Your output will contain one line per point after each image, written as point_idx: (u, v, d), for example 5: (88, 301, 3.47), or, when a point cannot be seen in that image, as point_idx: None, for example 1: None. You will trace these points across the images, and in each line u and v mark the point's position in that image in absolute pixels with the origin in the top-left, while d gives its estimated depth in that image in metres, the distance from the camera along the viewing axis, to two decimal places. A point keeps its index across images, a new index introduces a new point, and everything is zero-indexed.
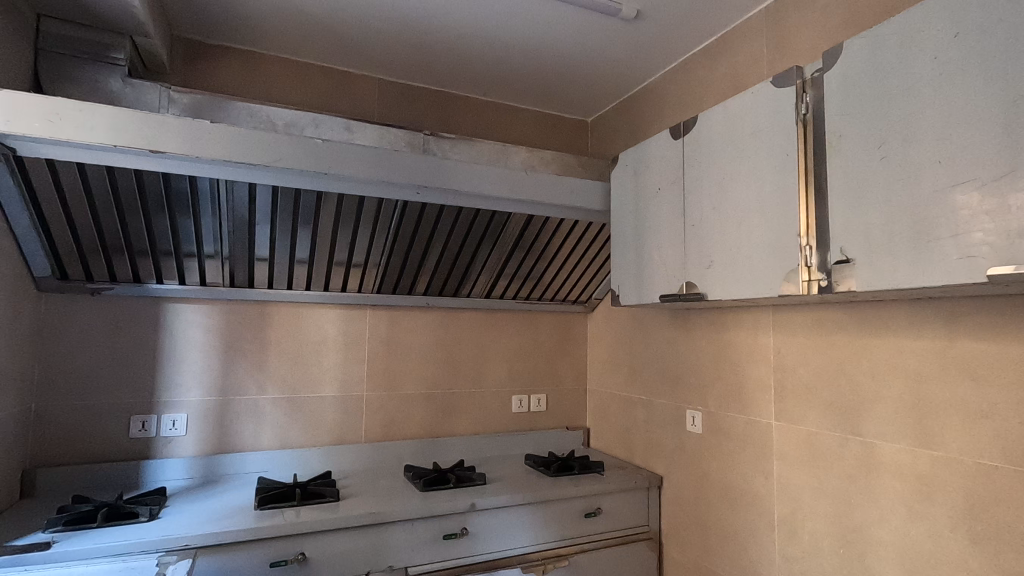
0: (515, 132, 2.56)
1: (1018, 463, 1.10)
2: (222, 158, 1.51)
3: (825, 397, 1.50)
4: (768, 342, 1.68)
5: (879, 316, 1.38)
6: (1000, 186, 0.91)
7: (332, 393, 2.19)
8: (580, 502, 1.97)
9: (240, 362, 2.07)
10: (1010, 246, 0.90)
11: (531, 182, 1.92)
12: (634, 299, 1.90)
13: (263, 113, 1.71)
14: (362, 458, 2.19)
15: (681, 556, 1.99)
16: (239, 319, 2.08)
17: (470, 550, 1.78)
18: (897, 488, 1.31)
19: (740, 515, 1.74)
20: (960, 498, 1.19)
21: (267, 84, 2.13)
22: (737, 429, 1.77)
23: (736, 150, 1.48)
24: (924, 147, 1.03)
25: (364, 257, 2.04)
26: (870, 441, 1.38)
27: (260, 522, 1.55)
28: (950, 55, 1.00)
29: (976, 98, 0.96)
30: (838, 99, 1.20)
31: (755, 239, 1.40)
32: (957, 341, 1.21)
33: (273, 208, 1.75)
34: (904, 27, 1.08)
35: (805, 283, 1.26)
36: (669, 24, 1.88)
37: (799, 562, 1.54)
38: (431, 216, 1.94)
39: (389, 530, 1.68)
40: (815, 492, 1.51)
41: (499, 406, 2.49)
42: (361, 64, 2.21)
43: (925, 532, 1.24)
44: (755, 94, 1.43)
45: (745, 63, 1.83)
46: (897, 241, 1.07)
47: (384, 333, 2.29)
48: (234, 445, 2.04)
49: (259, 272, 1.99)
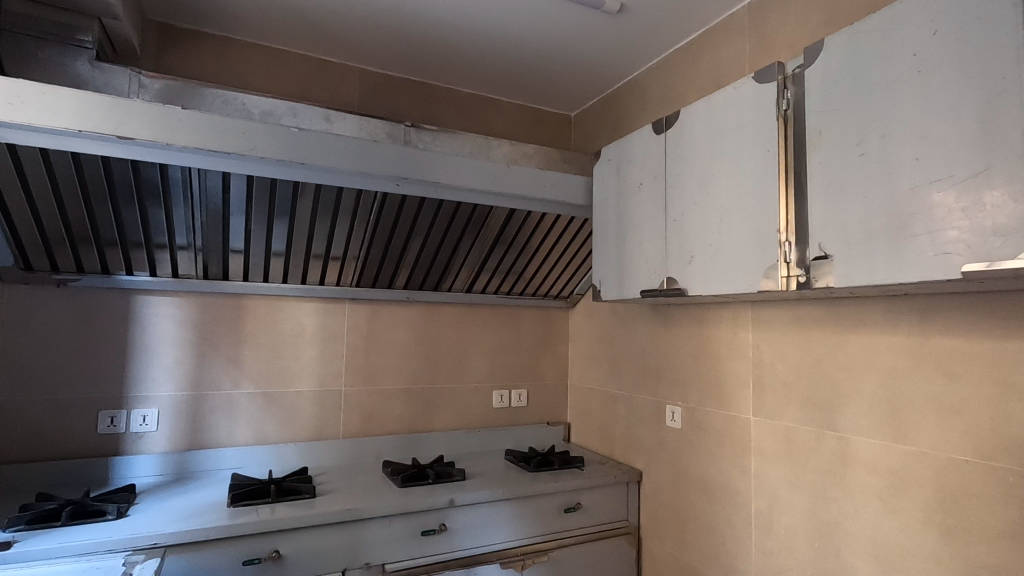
0: (498, 126, 2.54)
1: (988, 458, 1.12)
2: (194, 145, 1.47)
3: (802, 392, 1.51)
4: (747, 338, 1.69)
5: (855, 313, 1.39)
6: (975, 184, 0.92)
7: (309, 388, 2.15)
8: (560, 497, 1.97)
9: (214, 356, 2.02)
10: (984, 243, 0.91)
11: (511, 175, 1.91)
12: (615, 294, 1.89)
13: (238, 101, 1.62)
14: (340, 453, 2.16)
15: (660, 551, 2.00)
16: (213, 312, 2.03)
17: (448, 546, 1.77)
18: (872, 483, 1.33)
19: (718, 510, 1.75)
20: (932, 493, 1.21)
21: (245, 72, 2.08)
22: (716, 424, 1.78)
23: (717, 146, 1.48)
24: (902, 144, 1.04)
25: (342, 250, 2.00)
26: (846, 436, 1.39)
27: (234, 519, 1.51)
28: (928, 52, 1.00)
29: (953, 96, 0.96)
30: (818, 95, 1.21)
31: (735, 235, 1.40)
32: (931, 337, 1.23)
33: (247, 199, 1.71)
34: (883, 23, 1.08)
35: (784, 279, 1.27)
36: (653, 19, 1.87)
37: (775, 556, 1.55)
38: (411, 209, 1.91)
39: (366, 526, 1.65)
40: (791, 487, 1.52)
41: (479, 402, 2.48)
42: (341, 53, 2.16)
43: (898, 526, 1.26)
44: (736, 89, 1.42)
45: (727, 60, 1.84)
46: (874, 238, 1.07)
47: (364, 328, 2.26)
48: (208, 441, 2.00)
49: (234, 264, 1.94)
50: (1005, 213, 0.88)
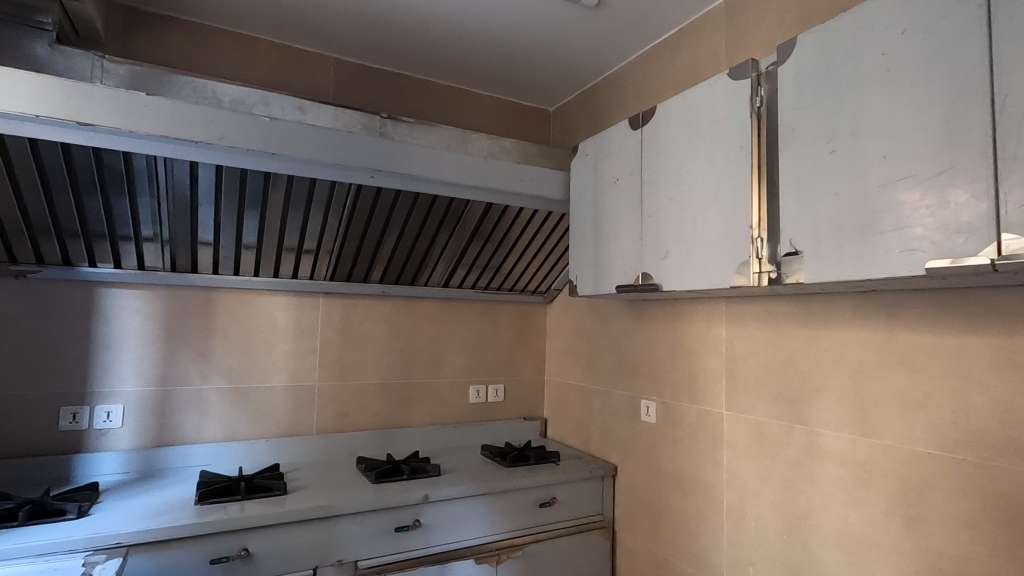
0: (476, 119, 2.52)
1: (949, 450, 1.15)
2: (159, 133, 1.43)
3: (774, 387, 1.53)
4: (721, 333, 1.71)
5: (826, 308, 1.41)
6: (940, 182, 0.94)
7: (282, 383, 2.12)
8: (535, 492, 1.97)
9: (182, 351, 1.97)
10: (948, 241, 0.92)
11: (488, 169, 1.90)
12: (591, 289, 1.89)
13: (208, 89, 1.56)
14: (313, 450, 2.12)
15: (634, 544, 2.02)
16: (182, 305, 1.97)
17: (422, 542, 1.75)
18: (839, 476, 1.35)
19: (691, 503, 1.77)
20: (896, 485, 1.23)
21: (214, 59, 2.02)
22: (690, 418, 1.80)
23: (692, 142, 1.49)
24: (870, 142, 1.06)
25: (315, 244, 1.96)
26: (815, 430, 1.41)
27: (201, 517, 1.48)
28: (897, 52, 1.02)
29: (920, 94, 0.98)
30: (791, 92, 1.22)
31: (709, 231, 1.41)
32: (897, 332, 1.25)
33: (216, 190, 1.66)
34: (854, 22, 1.10)
35: (756, 274, 1.28)
36: (631, 14, 1.88)
37: (745, 548, 1.58)
38: (387, 203, 1.88)
39: (339, 523, 1.63)
40: (762, 479, 1.54)
41: (456, 397, 2.46)
42: (315, 41, 2.12)
43: (864, 518, 1.29)
44: (711, 85, 1.43)
45: (704, 56, 1.85)
46: (843, 235, 1.09)
47: (338, 322, 2.22)
48: (176, 437, 1.95)
49: (203, 257, 1.89)
50: (969, 211, 0.90)
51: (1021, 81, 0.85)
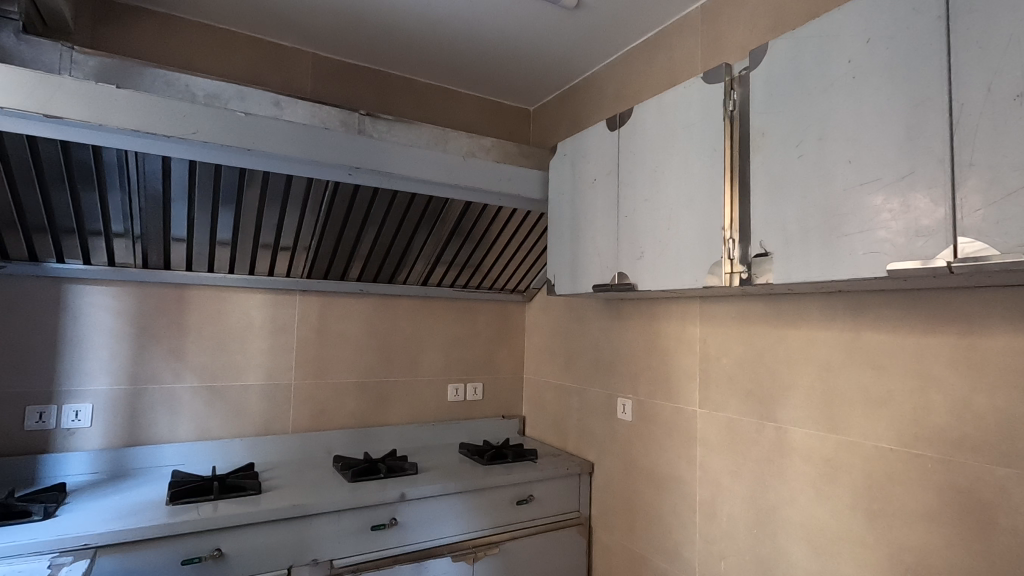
0: (455, 117, 2.52)
1: (910, 446, 1.18)
2: (130, 127, 1.40)
3: (745, 385, 1.57)
4: (695, 332, 1.74)
5: (795, 308, 1.45)
6: (901, 186, 0.97)
7: (257, 381, 2.09)
8: (512, 489, 1.98)
9: (155, 349, 1.94)
10: (909, 244, 0.95)
11: (467, 168, 1.90)
12: (568, 289, 1.91)
13: (181, 82, 1.53)
14: (288, 449, 2.11)
15: (609, 541, 2.04)
16: (154, 302, 1.94)
17: (399, 541, 1.75)
18: (806, 471, 1.39)
19: (665, 499, 1.80)
20: (860, 480, 1.27)
21: (189, 52, 1.99)
22: (664, 416, 1.83)
23: (668, 144, 1.51)
24: (836, 148, 1.09)
25: (292, 241, 1.94)
26: (784, 427, 1.45)
27: (173, 517, 1.46)
28: (862, 60, 1.05)
29: (884, 102, 1.01)
30: (762, 97, 1.25)
31: (683, 231, 1.43)
32: (863, 332, 1.29)
33: (190, 185, 1.64)
34: (822, 30, 1.13)
35: (727, 275, 1.30)
36: (610, 16, 1.89)
37: (717, 543, 1.61)
38: (364, 201, 1.87)
39: (314, 521, 1.62)
40: (733, 475, 1.58)
41: (434, 396, 2.46)
42: (293, 37, 2.10)
43: (830, 512, 1.32)
44: (686, 89, 1.45)
45: (681, 60, 1.88)
46: (811, 237, 1.12)
47: (315, 320, 2.21)
48: (147, 437, 1.91)
49: (176, 253, 1.86)
50: (928, 216, 0.93)
51: (978, 91, 0.88)
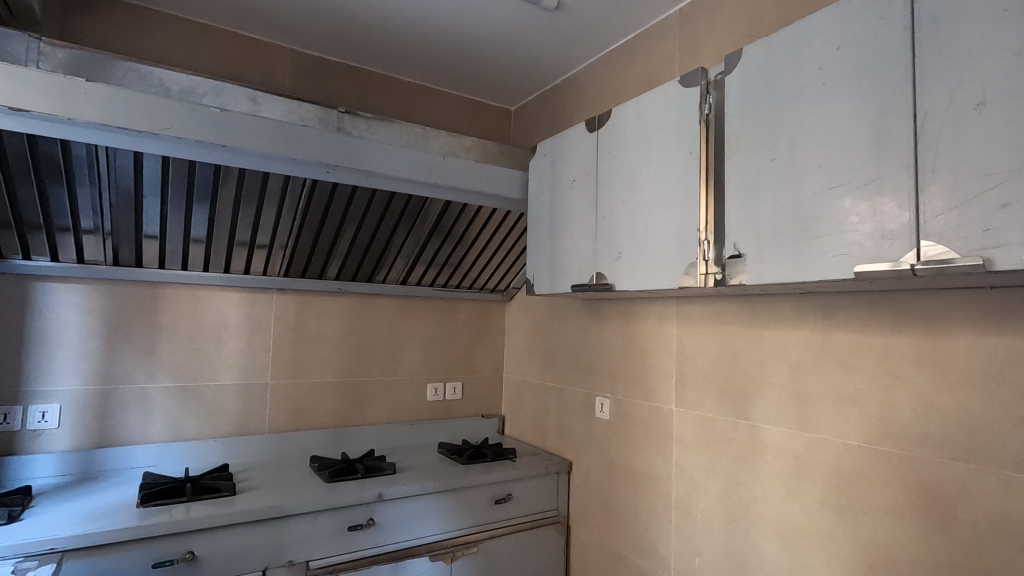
0: (436, 116, 2.52)
1: (876, 443, 1.22)
2: (100, 122, 1.37)
3: (720, 384, 1.59)
4: (672, 332, 1.76)
5: (769, 309, 1.48)
6: (869, 191, 1.00)
7: (232, 381, 2.06)
8: (491, 488, 1.98)
9: (126, 348, 1.90)
10: (877, 247, 0.98)
11: (447, 167, 1.90)
12: (547, 289, 1.92)
13: (155, 76, 1.50)
14: (265, 449, 2.08)
15: (587, 538, 2.06)
16: (125, 300, 1.90)
17: (376, 541, 1.74)
18: (778, 468, 1.42)
19: (642, 497, 1.82)
20: (829, 476, 1.30)
21: (164, 45, 1.95)
22: (641, 414, 1.85)
23: (646, 145, 1.53)
24: (807, 152, 1.11)
25: (269, 239, 1.92)
26: (757, 425, 1.48)
27: (144, 520, 1.43)
28: (832, 67, 1.08)
29: (853, 108, 1.03)
30: (736, 102, 1.27)
31: (661, 232, 1.45)
32: (833, 332, 1.32)
33: (163, 181, 1.61)
34: (795, 37, 1.15)
35: (702, 276, 1.32)
36: (590, 18, 1.91)
37: (692, 539, 1.64)
38: (342, 199, 1.86)
39: (289, 522, 1.61)
40: (708, 473, 1.60)
41: (413, 395, 2.45)
42: (271, 32, 2.07)
43: (801, 508, 1.36)
44: (664, 92, 1.47)
45: (659, 63, 1.90)
46: (782, 239, 1.14)
47: (293, 319, 2.18)
48: (118, 438, 1.87)
49: (148, 250, 1.82)
50: (893, 220, 0.96)
51: (940, 100, 0.91)
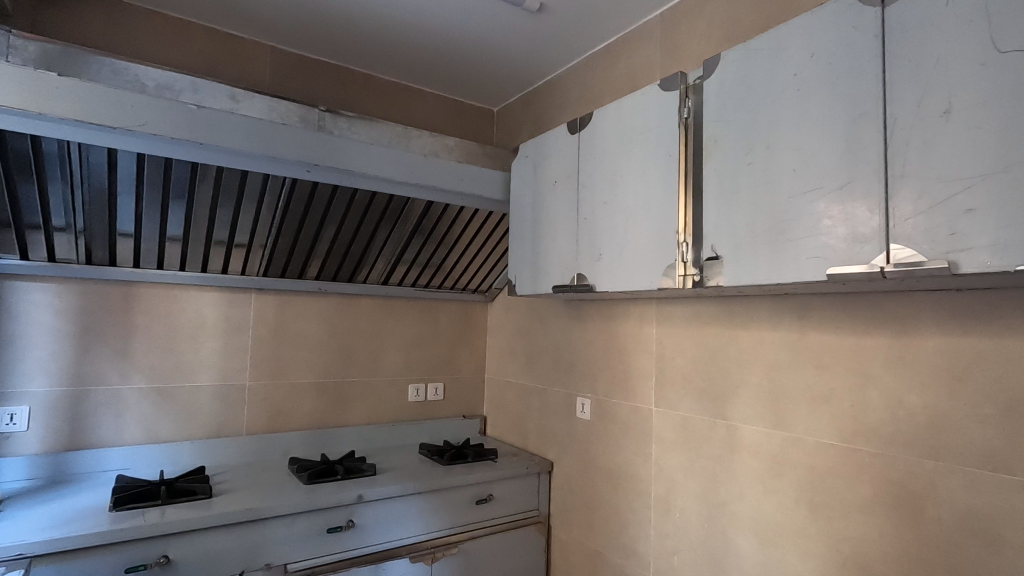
0: (418, 116, 2.51)
1: (849, 441, 1.25)
2: (72, 117, 1.34)
3: (698, 384, 1.61)
4: (652, 333, 1.78)
5: (746, 310, 1.50)
6: (841, 195, 1.02)
7: (209, 382, 2.03)
8: (472, 489, 1.98)
9: (99, 349, 1.86)
10: (850, 249, 1.00)
11: (428, 168, 1.89)
12: (529, 289, 1.92)
13: (129, 72, 1.44)
14: (242, 451, 2.05)
15: (568, 538, 2.07)
16: (98, 300, 1.86)
17: (356, 543, 1.73)
18: (754, 467, 1.44)
19: (622, 496, 1.84)
20: (804, 474, 1.33)
21: (140, 40, 1.92)
22: (621, 414, 1.87)
23: (626, 148, 1.54)
24: (783, 157, 1.13)
25: (247, 238, 1.89)
26: (734, 424, 1.50)
27: (117, 524, 1.41)
28: (807, 73, 1.10)
29: (826, 114, 1.06)
30: (715, 106, 1.29)
31: (641, 234, 1.46)
32: (807, 333, 1.35)
33: (138, 178, 1.58)
34: (771, 43, 1.17)
35: (681, 277, 1.34)
36: (573, 20, 1.92)
37: (670, 537, 1.66)
38: (323, 198, 1.84)
39: (267, 525, 1.59)
40: (686, 472, 1.62)
41: (394, 396, 2.44)
42: (251, 28, 2.05)
43: (776, 505, 1.38)
44: (644, 95, 1.49)
45: (640, 66, 1.92)
46: (758, 241, 1.16)
47: (272, 319, 2.16)
48: (90, 440, 1.83)
49: (123, 249, 1.78)
50: (865, 223, 0.98)
51: (909, 107, 0.94)
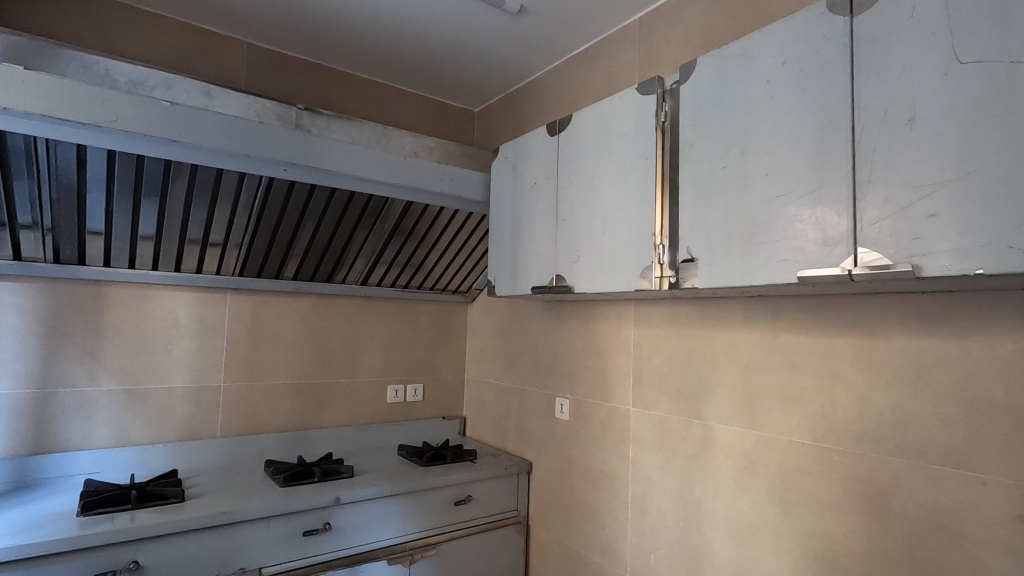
0: (398, 115, 2.50)
1: (819, 440, 1.27)
2: (39, 112, 1.30)
3: (675, 384, 1.64)
4: (629, 334, 1.80)
5: (721, 311, 1.53)
6: (811, 199, 1.05)
7: (182, 384, 1.99)
8: (450, 490, 1.98)
9: (67, 350, 1.81)
10: (820, 252, 1.02)
11: (408, 168, 1.89)
12: (508, 290, 1.93)
13: (100, 66, 1.41)
14: (216, 453, 2.02)
15: (546, 538, 2.08)
16: (66, 300, 1.81)
17: (332, 545, 1.72)
18: (728, 465, 1.47)
19: (599, 495, 1.86)
20: (776, 473, 1.35)
21: (112, 34, 1.87)
22: (599, 414, 1.88)
23: (604, 151, 1.56)
24: (755, 161, 1.15)
25: (223, 237, 1.86)
26: (709, 424, 1.52)
27: (85, 529, 1.37)
28: (779, 80, 1.12)
29: (797, 120, 1.08)
30: (691, 110, 1.31)
31: (619, 236, 1.48)
32: (780, 334, 1.38)
33: (109, 175, 1.54)
34: (744, 50, 1.20)
35: (658, 279, 1.36)
36: (553, 23, 1.93)
37: (646, 536, 1.68)
38: (300, 197, 1.82)
39: (242, 528, 1.57)
40: (663, 471, 1.64)
41: (372, 397, 2.42)
42: (226, 24, 2.02)
43: (749, 503, 1.41)
44: (622, 98, 1.51)
45: (619, 70, 1.94)
46: (732, 244, 1.19)
47: (248, 320, 2.13)
48: (57, 444, 1.78)
49: (92, 248, 1.74)
50: (833, 227, 1.01)
51: (876, 114, 0.97)
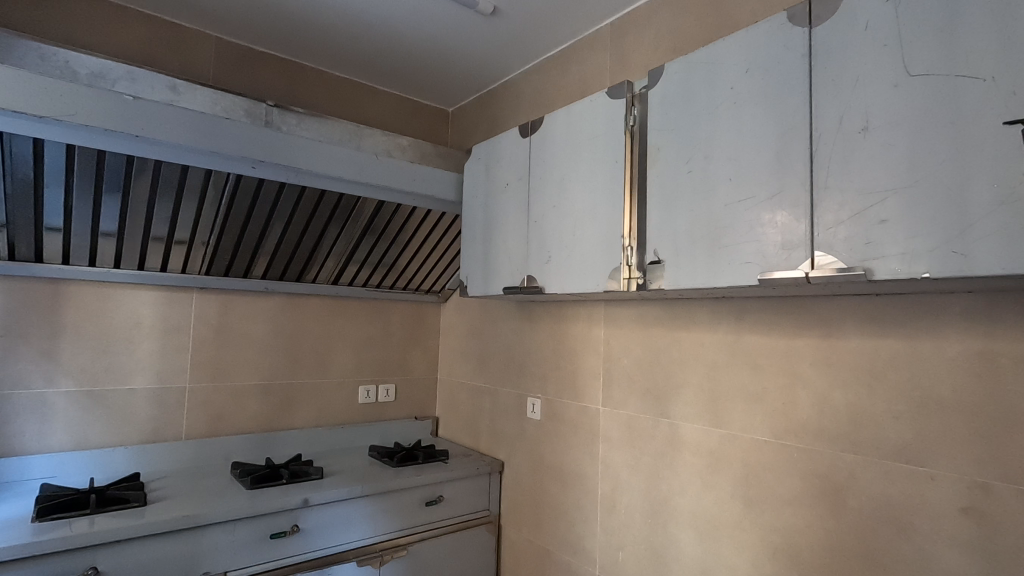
0: (371, 113, 2.48)
1: (779, 438, 1.31)
2: None
3: (643, 384, 1.66)
4: (599, 334, 1.82)
5: (687, 312, 1.56)
6: (771, 203, 1.08)
7: (145, 385, 1.94)
8: (422, 490, 1.97)
9: (23, 350, 1.75)
10: (781, 256, 1.05)
11: (379, 167, 1.88)
12: (480, 290, 1.93)
13: (59, 57, 1.36)
14: (180, 456, 1.97)
15: (517, 537, 2.09)
16: (23, 298, 1.76)
17: (301, 548, 1.70)
18: (693, 463, 1.50)
19: (570, 494, 1.87)
20: (739, 470, 1.39)
21: (72, 26, 1.82)
22: (570, 414, 1.90)
23: (575, 153, 1.57)
24: (719, 166, 1.18)
25: (189, 235, 1.82)
26: (676, 423, 1.55)
27: (39, 535, 1.33)
28: (741, 88, 1.15)
29: (758, 127, 1.12)
30: (659, 115, 1.33)
31: (589, 237, 1.49)
32: (743, 335, 1.42)
33: (69, 170, 1.50)
34: (710, 57, 1.23)
35: (625, 280, 1.38)
36: (526, 26, 1.94)
37: (615, 534, 1.70)
38: (269, 196, 1.79)
39: (206, 532, 1.54)
40: (631, 469, 1.67)
41: (343, 398, 2.40)
42: (193, 17, 1.98)
43: (713, 500, 1.44)
44: (592, 102, 1.53)
45: (591, 73, 1.96)
46: (697, 246, 1.21)
47: (214, 319, 2.09)
48: (11, 448, 1.73)
49: (50, 246, 1.68)
50: (791, 231, 1.04)
51: (832, 122, 1.00)
